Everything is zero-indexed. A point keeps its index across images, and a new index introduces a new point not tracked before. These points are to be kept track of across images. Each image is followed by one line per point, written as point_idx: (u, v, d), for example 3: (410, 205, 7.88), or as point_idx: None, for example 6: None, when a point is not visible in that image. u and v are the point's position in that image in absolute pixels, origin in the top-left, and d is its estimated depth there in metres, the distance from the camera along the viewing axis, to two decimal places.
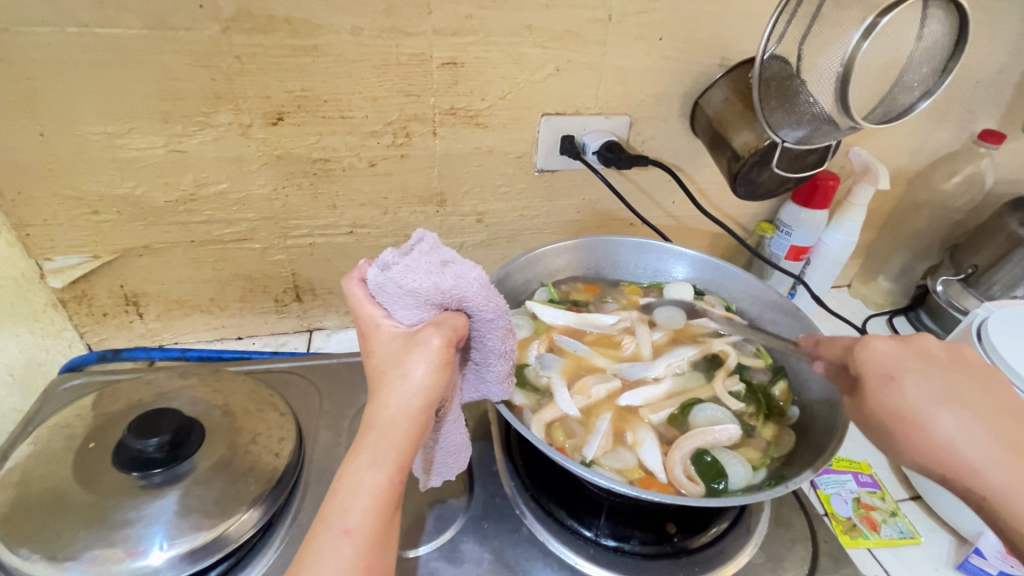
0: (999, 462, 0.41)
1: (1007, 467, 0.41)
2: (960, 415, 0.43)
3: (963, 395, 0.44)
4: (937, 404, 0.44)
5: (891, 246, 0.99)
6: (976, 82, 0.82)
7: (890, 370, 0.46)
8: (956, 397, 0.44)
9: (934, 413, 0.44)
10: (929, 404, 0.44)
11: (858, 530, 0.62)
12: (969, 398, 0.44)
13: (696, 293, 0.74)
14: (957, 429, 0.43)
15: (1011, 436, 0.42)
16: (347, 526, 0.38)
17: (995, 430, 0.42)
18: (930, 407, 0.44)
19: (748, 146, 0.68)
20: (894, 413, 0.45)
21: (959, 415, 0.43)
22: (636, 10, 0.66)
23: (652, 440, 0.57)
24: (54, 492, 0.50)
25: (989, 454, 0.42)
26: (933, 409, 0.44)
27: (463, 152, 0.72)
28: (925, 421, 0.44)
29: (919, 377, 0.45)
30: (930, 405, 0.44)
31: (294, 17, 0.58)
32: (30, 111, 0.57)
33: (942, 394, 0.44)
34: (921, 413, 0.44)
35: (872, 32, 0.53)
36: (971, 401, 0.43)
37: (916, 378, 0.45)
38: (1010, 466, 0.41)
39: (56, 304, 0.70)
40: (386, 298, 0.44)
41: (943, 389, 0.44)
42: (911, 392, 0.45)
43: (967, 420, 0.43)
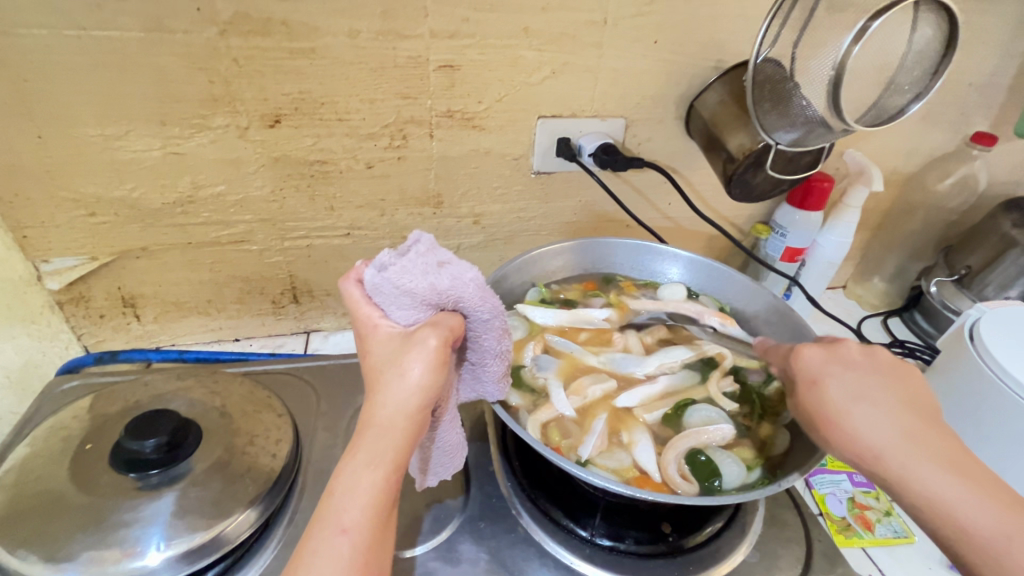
0: (896, 449, 0.42)
1: (905, 453, 0.42)
2: (867, 408, 0.45)
3: (873, 390, 0.45)
4: (848, 400, 0.46)
5: (885, 247, 0.99)
6: (968, 85, 0.83)
7: (813, 373, 0.49)
8: (868, 393, 0.46)
9: (846, 408, 0.45)
10: (841, 399, 0.46)
11: (852, 530, 0.63)
12: (879, 392, 0.45)
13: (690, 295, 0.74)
14: (864, 420, 0.44)
15: (910, 426, 0.43)
16: (345, 525, 0.38)
17: (898, 421, 0.43)
18: (842, 403, 0.46)
19: (743, 148, 0.69)
20: (815, 411, 0.47)
21: (867, 408, 0.45)
22: (632, 13, 0.66)
23: (646, 440, 0.57)
24: (51, 493, 0.50)
25: (890, 443, 0.43)
26: (846, 404, 0.46)
27: (460, 154, 0.72)
28: (838, 416, 0.45)
29: (837, 377, 0.47)
30: (841, 401, 0.46)
31: (292, 19, 0.58)
32: (28, 114, 0.58)
33: (856, 390, 0.46)
34: (833, 409, 0.46)
35: (863, 36, 0.54)
36: (876, 397, 0.45)
37: (835, 378, 0.47)
38: (906, 452, 0.42)
39: (53, 306, 0.71)
40: (383, 299, 0.45)
41: (859, 385, 0.46)
42: (829, 392, 0.47)
43: (872, 413, 0.44)
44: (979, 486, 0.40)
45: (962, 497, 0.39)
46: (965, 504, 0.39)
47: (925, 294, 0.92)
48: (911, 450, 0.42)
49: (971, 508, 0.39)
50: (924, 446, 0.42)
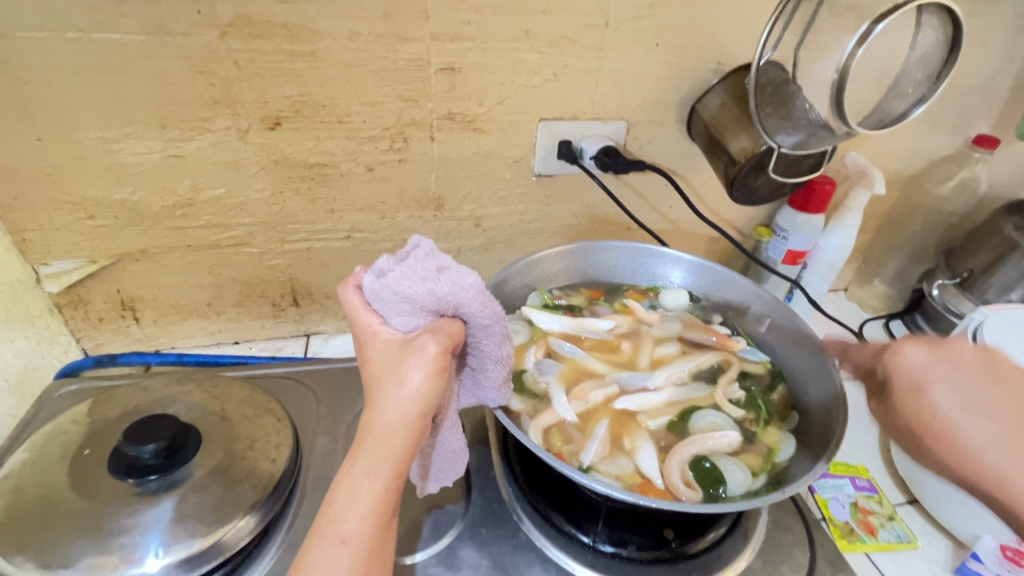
0: (1020, 468, 0.42)
1: None
2: (987, 425, 0.43)
3: (992, 402, 0.44)
4: (966, 414, 0.44)
5: (887, 250, 0.99)
6: (970, 88, 0.83)
7: (920, 379, 0.46)
8: (984, 405, 0.44)
9: (963, 422, 0.44)
10: (957, 414, 0.44)
11: (855, 534, 0.62)
12: (998, 405, 0.44)
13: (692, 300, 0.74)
14: (985, 439, 0.43)
15: None
16: (344, 535, 0.38)
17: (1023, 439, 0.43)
18: (957, 417, 0.44)
19: (744, 151, 0.68)
20: (921, 421, 0.46)
21: (987, 425, 0.43)
22: (633, 16, 0.66)
23: (649, 446, 0.57)
24: (49, 499, 0.50)
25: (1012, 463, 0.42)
26: (962, 418, 0.44)
27: (461, 156, 0.72)
28: (953, 431, 0.44)
29: (950, 386, 0.45)
30: (956, 415, 0.44)
31: (292, 23, 0.58)
32: (27, 116, 0.57)
33: (973, 402, 0.44)
34: (947, 423, 0.44)
35: (866, 39, 0.54)
36: (999, 411, 0.43)
37: (948, 387, 0.45)
38: None
39: (52, 310, 0.70)
40: (383, 306, 0.44)
41: (977, 397, 0.44)
42: (941, 403, 0.45)
43: (993, 430, 0.43)
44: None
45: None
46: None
47: (927, 297, 0.91)
48: None
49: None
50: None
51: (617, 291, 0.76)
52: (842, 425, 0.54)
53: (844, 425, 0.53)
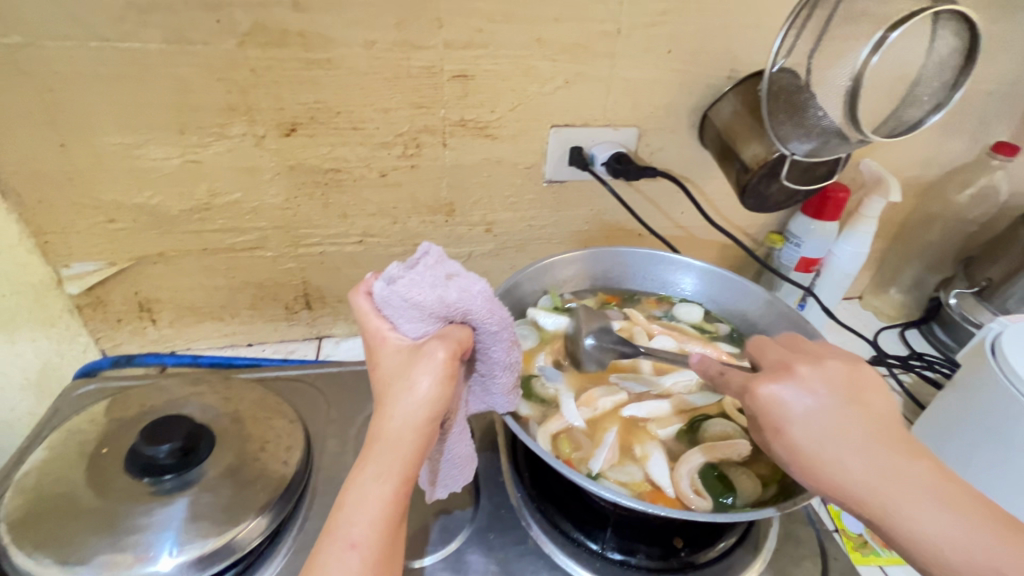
0: (880, 492, 0.40)
1: (885, 493, 0.40)
2: (838, 450, 0.42)
3: (840, 419, 0.43)
4: (821, 434, 0.43)
5: (902, 258, 0.98)
6: (989, 94, 0.82)
7: (780, 413, 0.44)
8: (838, 428, 0.43)
9: (828, 448, 0.42)
10: (813, 437, 0.43)
11: (869, 547, 0.62)
12: (849, 419, 0.43)
13: (707, 316, 0.74)
14: (843, 469, 0.41)
15: (876, 463, 0.41)
16: (355, 539, 0.38)
17: (865, 459, 0.41)
18: (816, 447, 0.43)
19: (757, 158, 0.68)
20: (795, 455, 0.44)
21: (841, 445, 0.42)
22: (646, 23, 0.66)
23: (659, 454, 0.57)
24: (67, 497, 0.51)
25: (880, 481, 0.40)
26: (821, 441, 0.43)
27: (473, 162, 0.73)
28: (820, 459, 0.42)
29: (802, 411, 0.44)
30: (816, 446, 0.43)
31: (308, 31, 0.59)
32: (51, 122, 0.59)
33: (826, 424, 0.43)
34: (810, 450, 0.43)
35: (881, 46, 0.54)
36: (817, 433, 0.43)
37: (816, 409, 0.43)
38: (892, 495, 0.40)
39: (72, 310, 0.72)
40: (392, 312, 0.45)
41: (836, 413, 0.43)
42: (800, 431, 0.43)
43: (847, 456, 0.42)
44: (970, 513, 0.39)
45: (949, 525, 0.39)
46: (957, 536, 0.38)
47: (945, 306, 0.91)
48: (887, 492, 0.40)
49: (991, 546, 0.38)
50: (901, 476, 0.40)
51: (631, 299, 0.76)
52: None
53: None
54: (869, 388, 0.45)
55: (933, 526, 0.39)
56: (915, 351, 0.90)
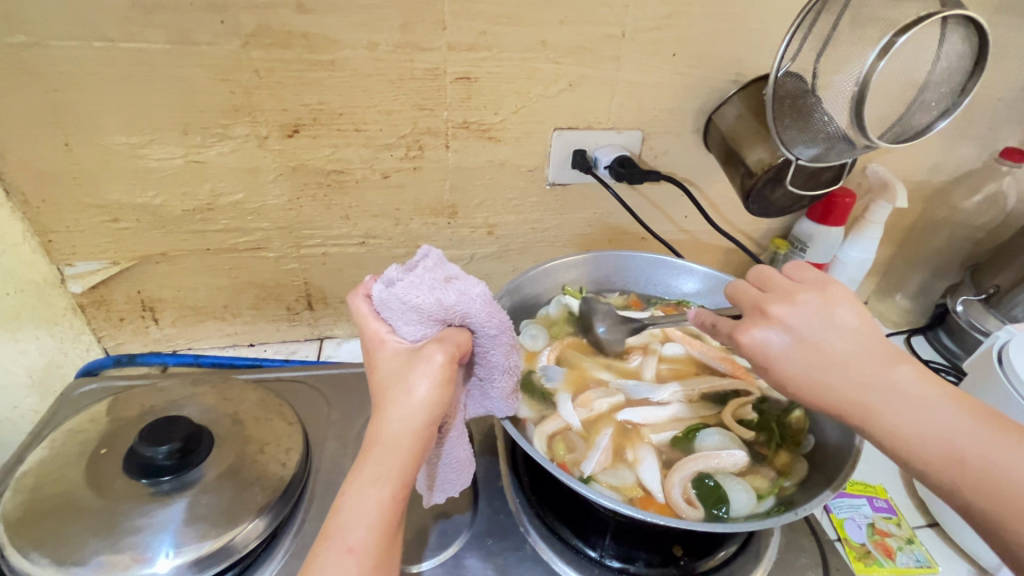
0: (867, 405, 0.41)
1: (870, 405, 0.41)
2: (826, 374, 0.43)
3: (820, 343, 0.43)
4: (805, 362, 0.43)
5: (908, 264, 0.97)
6: (998, 100, 0.81)
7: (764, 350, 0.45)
8: (824, 355, 0.43)
9: (813, 374, 0.43)
10: (800, 368, 0.43)
11: (873, 557, 0.61)
12: (828, 341, 0.43)
13: None
14: (829, 391, 0.42)
15: (860, 377, 0.42)
16: (352, 543, 0.38)
17: (850, 377, 0.42)
18: (804, 376, 0.43)
19: (762, 163, 0.68)
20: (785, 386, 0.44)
21: (829, 370, 0.42)
22: (650, 26, 0.66)
23: (652, 458, 0.57)
24: (65, 497, 0.51)
25: (865, 393, 0.42)
26: (806, 371, 0.43)
27: (475, 165, 0.72)
28: (806, 386, 0.43)
29: (785, 344, 0.44)
30: (805, 375, 0.43)
31: (312, 33, 0.59)
32: (56, 122, 0.59)
33: (806, 350, 0.43)
34: (795, 378, 0.43)
35: (889, 51, 0.53)
36: (805, 363, 0.43)
37: (796, 344, 0.44)
38: (878, 404, 0.41)
39: (75, 309, 0.72)
40: (391, 315, 0.45)
41: (815, 342, 0.43)
42: (785, 363, 0.44)
43: (834, 378, 0.42)
44: (951, 407, 0.40)
45: (932, 418, 0.40)
46: (939, 428, 0.40)
47: (951, 313, 0.90)
48: (872, 403, 0.41)
49: (971, 434, 0.39)
50: (884, 386, 0.41)
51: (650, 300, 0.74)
52: (857, 446, 0.53)
53: (859, 447, 0.53)
54: (842, 307, 0.45)
55: (916, 424, 0.40)
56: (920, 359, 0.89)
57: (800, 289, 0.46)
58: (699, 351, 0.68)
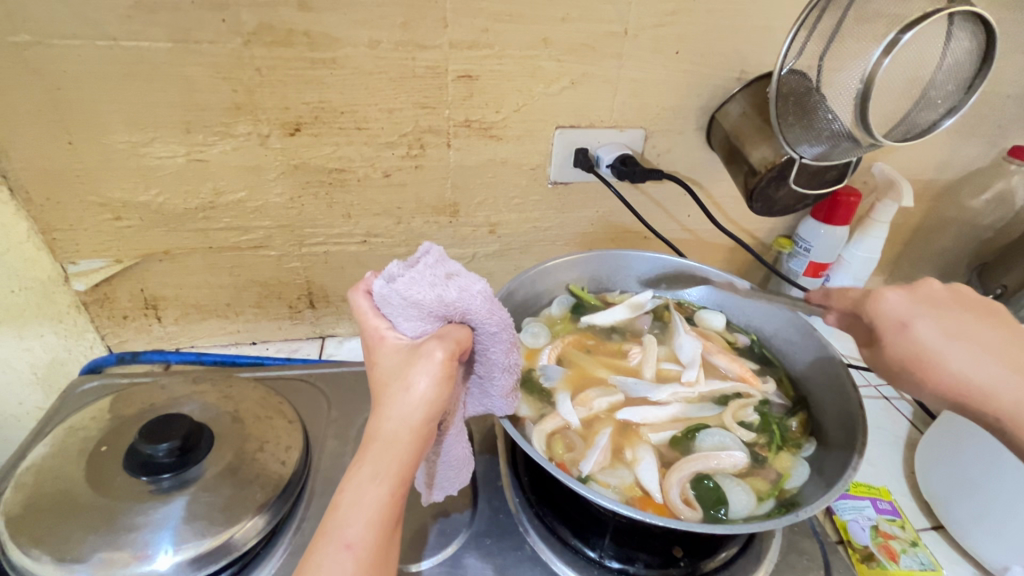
0: (1008, 381, 0.46)
1: (1012, 386, 0.46)
2: (968, 348, 0.48)
3: (971, 330, 0.49)
4: (946, 338, 0.49)
5: (914, 264, 0.96)
6: (1005, 98, 0.80)
7: (902, 317, 0.51)
8: (967, 334, 0.49)
9: (952, 346, 0.48)
10: (941, 341, 0.49)
11: (876, 560, 0.60)
12: (984, 332, 0.49)
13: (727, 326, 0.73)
14: (969, 361, 0.47)
15: (1013, 361, 0.47)
16: (349, 540, 0.38)
17: (999, 358, 0.47)
18: (941, 345, 0.49)
19: (765, 161, 0.67)
20: (918, 354, 0.49)
21: (970, 346, 0.48)
22: (653, 24, 0.65)
23: (650, 458, 0.56)
24: (66, 494, 0.51)
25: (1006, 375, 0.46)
26: (943, 341, 0.49)
27: (477, 163, 0.72)
28: (941, 359, 0.48)
29: (934, 320, 0.50)
30: (943, 343, 0.49)
31: (313, 31, 0.59)
32: (59, 120, 0.59)
33: (957, 330, 0.49)
34: (934, 351, 0.49)
35: (893, 48, 0.52)
36: (958, 335, 0.49)
37: (937, 318, 0.50)
38: (1021, 386, 0.46)
39: (79, 306, 0.72)
40: (391, 310, 0.44)
41: (960, 325, 0.49)
42: (927, 334, 0.49)
43: (975, 354, 0.48)
44: None
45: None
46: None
47: None
48: (1015, 383, 0.46)
49: None
50: None
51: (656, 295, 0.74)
52: (859, 448, 0.53)
53: (862, 449, 0.52)
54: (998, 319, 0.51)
55: None
56: None
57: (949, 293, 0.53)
58: (707, 354, 0.67)
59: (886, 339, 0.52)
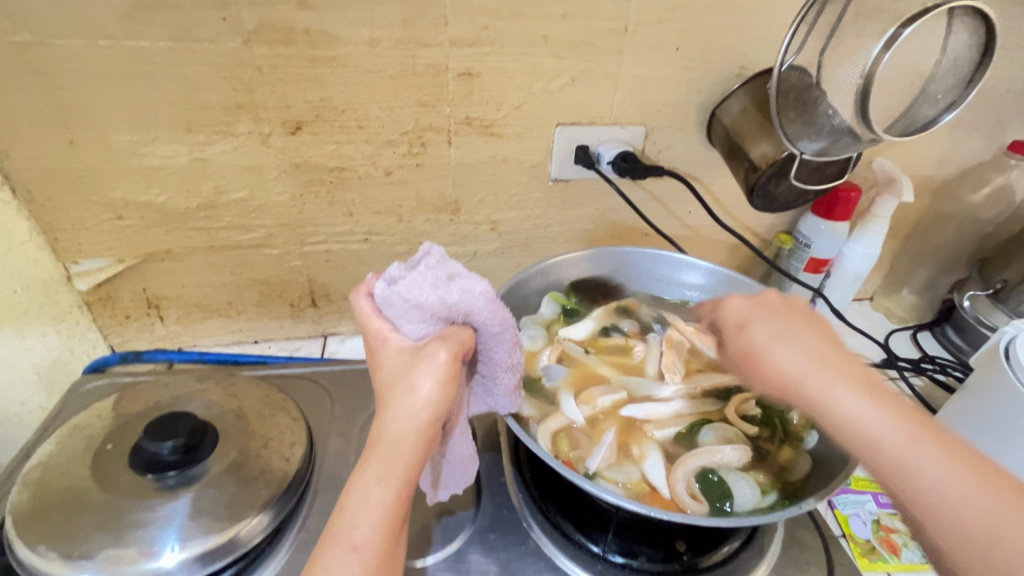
0: (814, 372, 0.45)
1: (821, 377, 0.44)
2: (788, 344, 0.47)
3: (789, 326, 0.49)
4: (771, 336, 0.49)
5: (915, 259, 0.96)
6: (1005, 92, 0.80)
7: (745, 319, 0.52)
8: (789, 332, 0.48)
9: (773, 343, 0.48)
10: (767, 338, 0.49)
11: (877, 553, 0.61)
12: (800, 328, 0.48)
13: None
14: (786, 356, 0.47)
15: (824, 355, 0.46)
16: (355, 542, 0.38)
17: (813, 354, 0.46)
18: (766, 342, 0.49)
19: (765, 158, 0.67)
20: (749, 351, 0.50)
21: (788, 344, 0.47)
22: (653, 20, 0.65)
23: (657, 454, 0.57)
24: (72, 492, 0.52)
25: (812, 371, 0.45)
26: (771, 339, 0.49)
27: (478, 161, 0.72)
28: (765, 354, 0.48)
29: (764, 320, 0.51)
30: (769, 342, 0.49)
31: (314, 29, 0.59)
32: (60, 120, 0.59)
33: (781, 330, 0.49)
34: (762, 348, 0.49)
35: (893, 44, 0.53)
36: (790, 332, 0.48)
37: (773, 322, 0.50)
38: (824, 376, 0.44)
39: (81, 306, 0.73)
40: (393, 312, 0.45)
41: (779, 323, 0.50)
42: (756, 332, 0.50)
43: (792, 347, 0.47)
44: (896, 412, 0.41)
45: (885, 421, 0.41)
46: (880, 426, 0.41)
47: (958, 308, 0.89)
48: (824, 375, 0.44)
49: (905, 434, 0.40)
50: (839, 369, 0.45)
51: (649, 299, 0.74)
52: None
53: None
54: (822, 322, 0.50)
55: (861, 414, 0.42)
56: (927, 354, 0.88)
57: (800, 301, 0.52)
58: (699, 343, 0.65)
59: (732, 341, 0.53)
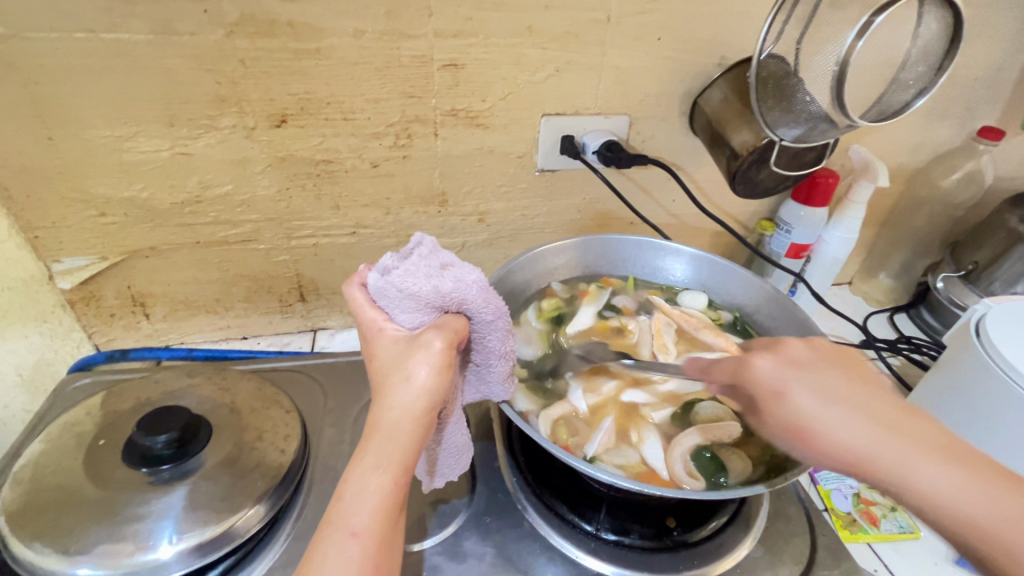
0: (884, 444, 0.38)
1: (893, 448, 0.38)
2: (841, 411, 0.40)
3: (835, 384, 0.41)
4: (820, 404, 0.40)
5: (891, 244, 0.99)
6: (974, 79, 0.83)
7: (777, 384, 0.43)
8: (836, 392, 0.41)
9: (824, 413, 0.40)
10: (817, 408, 0.40)
11: (858, 525, 0.63)
12: (847, 385, 0.41)
13: (709, 304, 0.73)
14: (847, 427, 0.39)
15: (889, 418, 0.39)
16: (354, 528, 0.39)
17: (877, 421, 0.39)
18: (816, 410, 0.40)
19: (746, 145, 0.68)
20: (794, 424, 0.41)
21: (844, 410, 0.40)
22: (635, 11, 0.66)
23: (655, 437, 0.58)
24: (64, 489, 0.51)
25: (883, 443, 0.38)
26: (822, 408, 0.40)
27: (464, 152, 0.73)
28: (817, 426, 0.40)
29: (802, 381, 0.42)
30: (819, 410, 0.40)
31: (296, 21, 0.59)
32: (38, 116, 0.59)
33: (827, 392, 0.41)
34: (813, 419, 0.40)
35: (866, 31, 0.54)
36: (841, 395, 0.41)
37: (813, 386, 0.42)
38: (898, 448, 0.38)
39: (64, 305, 0.72)
40: (387, 302, 0.45)
41: (822, 384, 0.42)
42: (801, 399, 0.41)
43: (852, 413, 0.39)
44: (985, 479, 0.36)
45: (977, 493, 0.36)
46: (978, 501, 0.36)
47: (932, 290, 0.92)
48: (897, 445, 0.38)
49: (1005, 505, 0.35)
50: (910, 435, 0.38)
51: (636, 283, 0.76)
52: None
53: None
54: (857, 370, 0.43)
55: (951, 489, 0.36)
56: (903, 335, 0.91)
57: (822, 347, 0.45)
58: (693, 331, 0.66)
59: (764, 410, 0.44)
